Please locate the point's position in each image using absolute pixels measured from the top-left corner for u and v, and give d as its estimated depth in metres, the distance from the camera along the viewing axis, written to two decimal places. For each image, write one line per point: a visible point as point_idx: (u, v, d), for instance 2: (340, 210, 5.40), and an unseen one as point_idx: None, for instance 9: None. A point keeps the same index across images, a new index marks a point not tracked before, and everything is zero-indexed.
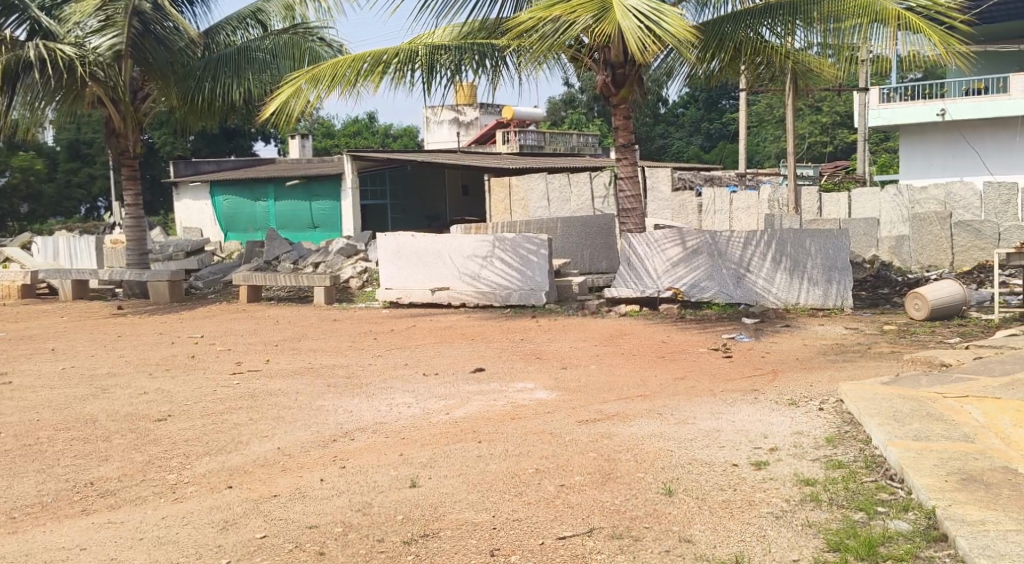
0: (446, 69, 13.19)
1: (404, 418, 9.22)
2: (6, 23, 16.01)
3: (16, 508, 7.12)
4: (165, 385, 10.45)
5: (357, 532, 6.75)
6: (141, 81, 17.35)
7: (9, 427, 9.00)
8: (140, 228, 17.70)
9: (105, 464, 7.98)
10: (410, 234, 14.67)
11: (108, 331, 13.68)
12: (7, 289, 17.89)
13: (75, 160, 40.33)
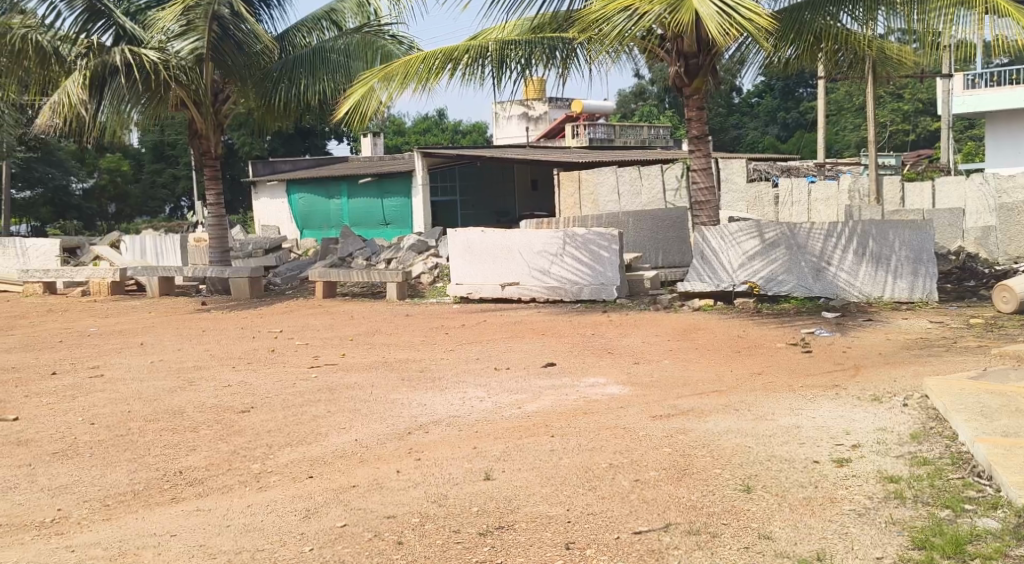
0: (516, 63, 13.13)
1: (477, 412, 9.18)
2: (91, 29, 16.41)
3: (109, 496, 7.22)
4: (248, 378, 10.56)
5: (435, 523, 6.73)
6: (222, 83, 17.63)
7: (100, 418, 9.15)
8: (222, 226, 17.92)
9: (192, 454, 8.08)
10: (481, 230, 14.63)
11: (193, 326, 13.89)
12: (97, 286, 18.25)
13: (159, 162, 40.61)
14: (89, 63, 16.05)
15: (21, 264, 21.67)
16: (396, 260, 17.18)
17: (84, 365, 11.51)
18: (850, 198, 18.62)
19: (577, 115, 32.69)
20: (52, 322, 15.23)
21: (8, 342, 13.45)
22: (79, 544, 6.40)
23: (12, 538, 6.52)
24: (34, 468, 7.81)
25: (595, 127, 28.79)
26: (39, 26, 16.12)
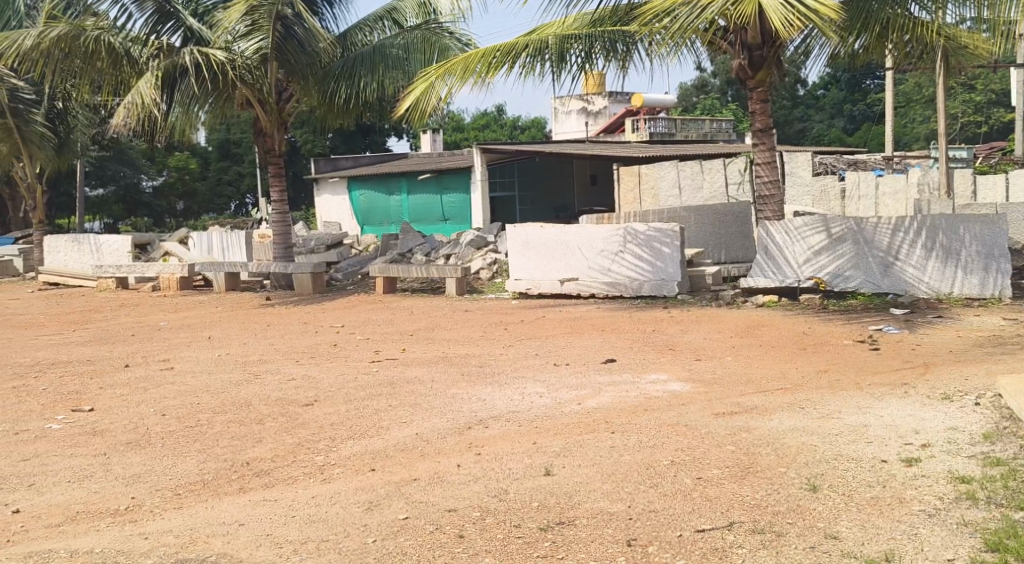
0: (577, 57, 13.07)
1: (537, 408, 9.12)
2: (162, 30, 16.79)
3: (179, 485, 7.28)
4: (311, 372, 10.63)
5: (495, 517, 6.68)
6: (286, 81, 17.83)
7: (170, 410, 9.26)
8: (286, 222, 17.92)
9: (258, 446, 8.12)
10: (540, 226, 14.60)
11: (258, 320, 14.02)
12: (166, 281, 18.54)
13: (225, 159, 40.98)
14: (160, 64, 16.18)
15: (95, 259, 22.14)
16: (455, 255, 17.25)
17: (154, 359, 11.68)
18: (919, 191, 18.08)
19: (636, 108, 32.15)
20: (122, 316, 15.47)
21: (80, 336, 13.70)
22: (151, 532, 6.45)
23: (87, 525, 6.60)
24: (107, 457, 7.91)
25: (656, 121, 28.55)
26: (111, 28, 16.44)
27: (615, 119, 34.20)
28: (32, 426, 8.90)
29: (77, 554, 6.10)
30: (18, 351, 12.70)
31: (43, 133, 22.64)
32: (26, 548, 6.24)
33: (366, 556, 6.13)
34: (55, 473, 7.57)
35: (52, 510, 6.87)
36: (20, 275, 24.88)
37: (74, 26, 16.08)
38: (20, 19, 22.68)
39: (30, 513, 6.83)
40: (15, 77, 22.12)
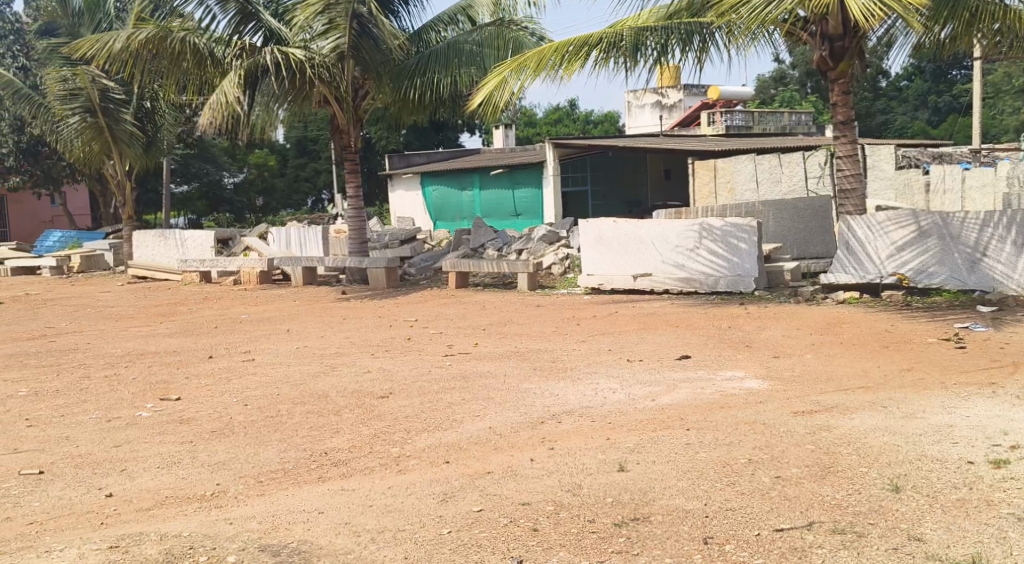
0: (652, 49, 12.91)
1: (610, 403, 9.01)
2: (244, 31, 16.90)
3: (262, 472, 7.34)
4: (386, 364, 10.68)
5: (569, 512, 6.59)
6: (362, 80, 17.89)
7: (252, 400, 9.36)
8: (362, 218, 18.01)
9: (336, 437, 8.16)
10: (613, 221, 14.52)
11: (335, 314, 14.14)
12: (247, 275, 18.85)
13: (302, 156, 40.82)
14: (244, 62, 16.50)
15: (180, 254, 22.58)
16: (527, 250, 17.22)
17: (235, 351, 11.84)
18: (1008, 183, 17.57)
19: (713, 102, 32.31)
20: (205, 309, 15.73)
21: (164, 328, 13.95)
22: (236, 518, 6.49)
23: (174, 510, 6.67)
24: (194, 444, 8.01)
25: (733, 115, 28.29)
26: (196, 29, 16.73)
27: (691, 112, 33.93)
28: (122, 413, 9.06)
29: (166, 537, 6.16)
30: (107, 341, 12.99)
31: (132, 132, 23.22)
32: (117, 530, 6.33)
33: (442, 547, 6.10)
34: (144, 459, 7.69)
35: (141, 495, 6.95)
36: (110, 269, 25.45)
37: (161, 27, 16.44)
38: (110, 21, 23.19)
39: (122, 496, 6.93)
40: (107, 77, 22.56)
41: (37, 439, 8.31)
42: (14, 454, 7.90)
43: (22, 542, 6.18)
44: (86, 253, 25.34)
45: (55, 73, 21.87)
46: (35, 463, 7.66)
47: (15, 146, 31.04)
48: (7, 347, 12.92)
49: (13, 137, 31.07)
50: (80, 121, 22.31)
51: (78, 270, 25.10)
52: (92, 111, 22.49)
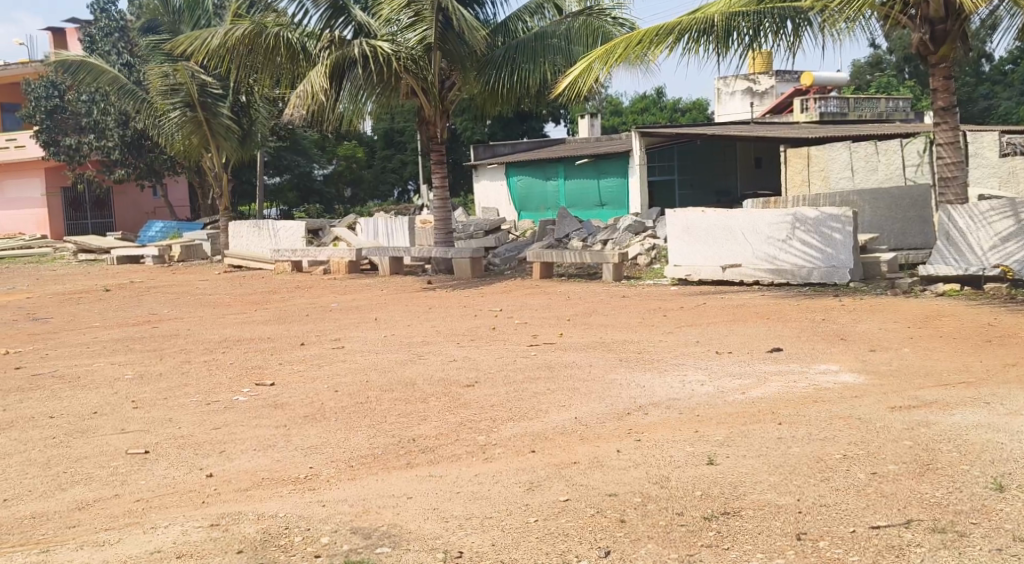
0: (745, 34, 12.72)
1: (699, 395, 8.83)
2: (335, 24, 16.88)
3: (353, 457, 7.35)
4: (471, 353, 10.65)
5: (657, 504, 6.45)
6: (449, 70, 17.97)
7: (342, 386, 9.40)
8: (448, 209, 18.04)
9: (424, 424, 8.14)
10: (701, 210, 14.30)
11: (421, 303, 14.19)
12: (336, 265, 19.07)
13: (388, 148, 41.04)
14: (332, 54, 16.63)
15: (272, 243, 22.91)
16: (612, 241, 17.08)
17: (325, 338, 11.92)
18: None
19: (807, 89, 31.80)
20: (297, 297, 15.92)
21: (258, 315, 14.15)
22: (329, 500, 6.50)
23: (270, 491, 6.70)
24: (288, 428, 8.06)
25: (827, 100, 27.87)
26: (289, 24, 17.06)
27: (782, 100, 33.38)
28: (220, 397, 9.17)
29: (263, 517, 6.19)
30: (205, 328, 13.21)
31: (230, 126, 23.60)
32: (218, 509, 6.38)
33: (529, 535, 6.01)
34: (242, 441, 7.76)
35: (239, 476, 7.01)
36: (208, 258, 25.97)
37: (257, 23, 16.83)
38: (208, 18, 23.55)
39: (222, 476, 6.99)
40: (204, 73, 23.12)
41: (141, 420, 8.45)
42: (121, 434, 8.05)
43: (129, 518, 6.28)
44: (185, 243, 25.89)
45: (156, 68, 22.53)
46: (140, 443, 7.80)
47: (119, 140, 31.84)
48: (111, 332, 13.24)
49: (119, 131, 31.85)
50: (180, 114, 22.80)
51: (178, 259, 25.69)
52: (192, 106, 22.95)
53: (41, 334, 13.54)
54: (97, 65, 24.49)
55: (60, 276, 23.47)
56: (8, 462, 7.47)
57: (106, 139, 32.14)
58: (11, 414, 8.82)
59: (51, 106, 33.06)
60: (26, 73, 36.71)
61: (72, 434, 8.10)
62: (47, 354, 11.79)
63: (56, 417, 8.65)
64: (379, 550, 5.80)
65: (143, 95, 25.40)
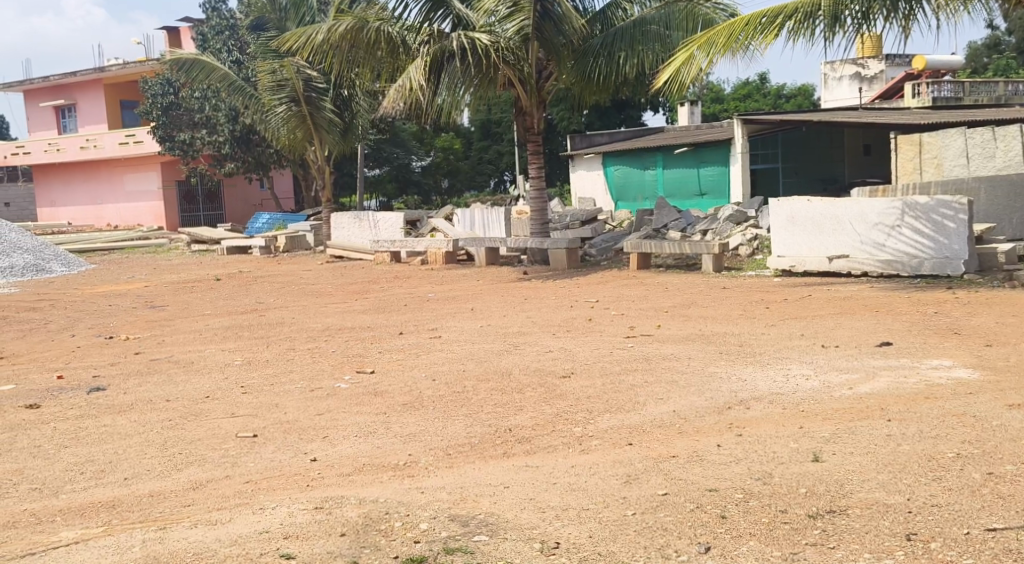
0: (852, 18, 12.28)
1: (803, 390, 8.53)
2: (435, 17, 17.01)
3: (450, 445, 7.29)
4: (567, 345, 10.51)
5: (759, 500, 6.22)
6: (546, 61, 17.87)
7: (440, 375, 9.38)
8: (544, 199, 17.92)
9: (520, 414, 8.04)
10: (807, 199, 13.89)
11: (518, 294, 14.09)
12: (433, 255, 19.15)
13: (485, 140, 40.99)
14: (431, 49, 16.66)
15: (372, 234, 23.13)
16: (712, 231, 16.78)
17: (423, 328, 11.93)
18: None
19: (919, 73, 30.56)
20: (396, 287, 16.00)
21: (359, 304, 14.24)
22: (426, 487, 6.45)
23: (371, 476, 6.68)
24: (387, 416, 8.04)
25: (940, 83, 27.24)
26: (389, 19, 17.15)
27: (892, 84, 32.30)
28: (323, 384, 9.22)
29: (365, 502, 6.16)
30: (309, 316, 13.35)
31: (332, 119, 23.88)
32: (321, 492, 6.37)
33: (627, 528, 5.85)
34: (344, 427, 7.76)
35: (342, 461, 7.01)
36: (312, 249, 26.34)
37: (358, 18, 16.92)
38: (313, 15, 24.01)
39: (325, 461, 6.99)
40: (309, 68, 23.37)
41: (250, 405, 8.54)
42: (230, 418, 8.13)
43: (238, 499, 6.32)
44: (290, 233, 26.28)
45: (266, 65, 23.02)
46: (249, 427, 7.87)
47: (230, 135, 32.44)
48: (220, 320, 13.48)
49: (228, 126, 32.42)
50: (286, 110, 23.18)
51: (284, 250, 26.08)
52: (297, 100, 23.29)
53: (156, 321, 13.87)
54: (208, 63, 24.96)
55: (172, 266, 24.09)
56: (126, 443, 7.62)
57: (218, 134, 32.90)
58: (128, 397, 9.00)
59: (166, 103, 33.95)
60: (143, 72, 37.76)
61: (185, 418, 8.22)
62: (161, 340, 12.03)
63: (171, 400, 8.81)
64: (477, 538, 5.71)
65: (251, 91, 25.91)
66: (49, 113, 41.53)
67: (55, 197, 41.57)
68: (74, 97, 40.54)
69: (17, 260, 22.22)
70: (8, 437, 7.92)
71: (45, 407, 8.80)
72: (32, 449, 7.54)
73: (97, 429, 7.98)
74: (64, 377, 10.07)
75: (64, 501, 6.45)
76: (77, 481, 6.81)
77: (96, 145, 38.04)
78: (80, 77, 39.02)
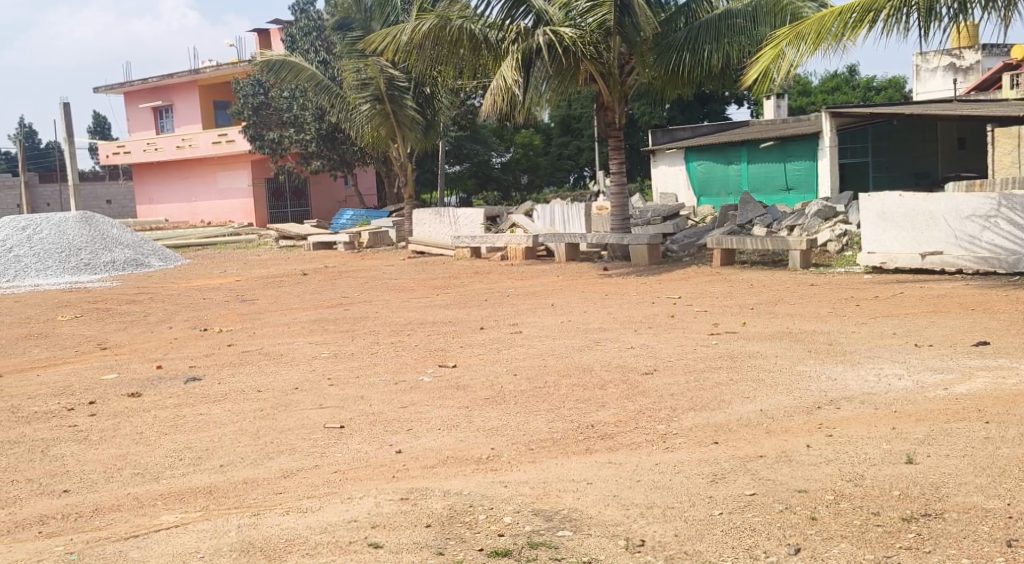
0: (948, 10, 11.98)
1: (895, 390, 8.28)
2: (517, 14, 16.75)
3: (533, 440, 7.23)
4: (650, 341, 10.39)
5: (850, 502, 6.03)
6: (628, 56, 17.72)
7: (521, 370, 9.33)
8: (625, 195, 17.74)
9: (603, 410, 7.95)
10: (898, 194, 13.55)
11: (599, 290, 13.99)
12: (513, 251, 19.12)
13: (566, 135, 40.27)
14: (518, 47, 16.58)
15: (452, 231, 23.20)
16: (800, 227, 16.46)
17: (504, 323, 11.88)
18: None
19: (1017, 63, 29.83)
20: (477, 282, 16.00)
21: (441, 299, 14.26)
22: (510, 481, 6.39)
23: (455, 469, 6.65)
24: (470, 409, 8.01)
25: None
26: (472, 16, 17.10)
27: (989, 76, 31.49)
28: (406, 377, 9.24)
29: (449, 495, 6.12)
30: (393, 310, 13.41)
31: (414, 117, 23.98)
32: (407, 483, 6.36)
33: (713, 528, 5.72)
34: (428, 420, 7.75)
35: (427, 453, 6.99)
36: (394, 244, 26.53)
37: (442, 17, 16.97)
38: (397, 14, 24.13)
39: (410, 453, 6.98)
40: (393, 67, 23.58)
41: (337, 396, 8.59)
42: (318, 409, 8.19)
43: (328, 488, 6.34)
44: (373, 229, 26.46)
45: (350, 64, 23.37)
46: (337, 418, 7.91)
47: (317, 133, 32.65)
48: (307, 314, 13.63)
49: (315, 124, 32.66)
50: (370, 108, 23.43)
51: (367, 246, 26.29)
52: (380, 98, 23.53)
53: (248, 314, 14.08)
54: (298, 64, 25.35)
55: (262, 260, 24.47)
56: (221, 431, 7.71)
57: (305, 132, 33.13)
58: (223, 387, 9.12)
59: (257, 102, 34.60)
60: (235, 72, 38.38)
61: (277, 408, 8.30)
62: (253, 333, 12.19)
63: (262, 391, 8.90)
64: (561, 533, 5.64)
65: (338, 90, 26.15)
66: (147, 113, 42.56)
67: (152, 195, 42.62)
68: (171, 98, 41.43)
69: (117, 255, 22.77)
70: (112, 423, 8.07)
71: (145, 396, 8.96)
72: (134, 436, 7.67)
73: (194, 418, 8.10)
74: (162, 367, 10.26)
75: (165, 486, 6.54)
76: (176, 466, 6.91)
77: (190, 144, 38.87)
78: (175, 78, 39.87)
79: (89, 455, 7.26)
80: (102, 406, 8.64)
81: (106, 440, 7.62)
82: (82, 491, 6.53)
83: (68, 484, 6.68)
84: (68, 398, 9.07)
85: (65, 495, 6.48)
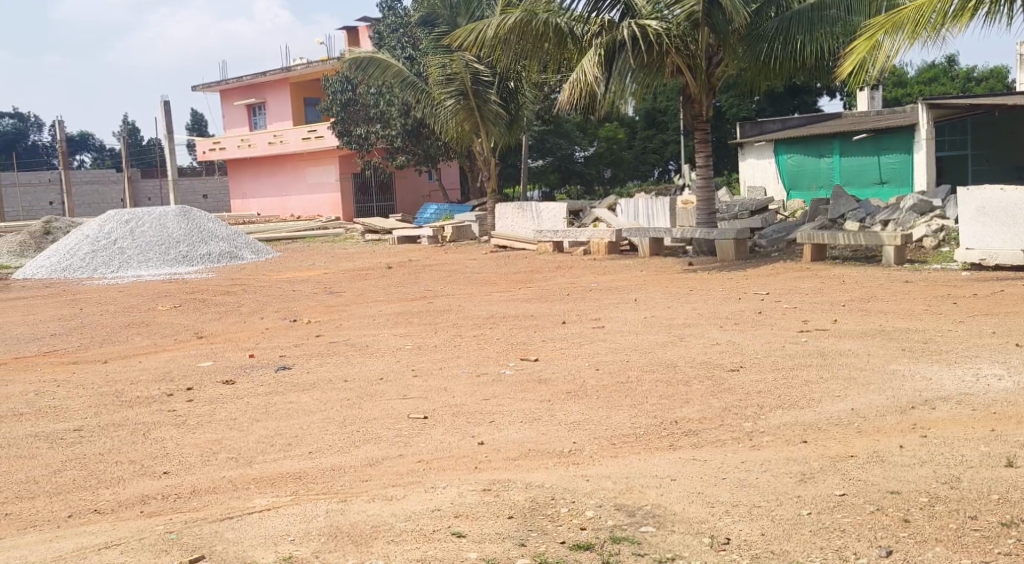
0: None
1: (994, 392, 7.94)
2: (603, 7, 16.63)
3: (615, 435, 7.09)
4: (736, 337, 10.17)
5: (946, 505, 5.78)
6: (717, 47, 17.06)
7: (604, 364, 9.21)
8: (711, 189, 17.46)
9: (687, 406, 7.79)
10: (1000, 189, 13.09)
11: (684, 285, 13.76)
12: (596, 245, 18.99)
13: (650, 128, 40.79)
14: (602, 40, 16.47)
15: (535, 224, 23.12)
16: (894, 221, 16.03)
17: (587, 317, 11.75)
18: None
19: None
20: (560, 277, 15.89)
21: (523, 294, 14.18)
22: (592, 475, 6.28)
23: (538, 462, 6.57)
24: (552, 403, 7.91)
25: None
26: (558, 10, 17.03)
27: None
28: (487, 370, 9.19)
29: (531, 487, 6.04)
30: (477, 304, 13.38)
31: (499, 112, 23.93)
32: (488, 475, 6.30)
33: (803, 528, 5.54)
34: (509, 413, 7.68)
35: (508, 446, 6.91)
36: (477, 238, 26.53)
37: (527, 11, 16.93)
38: (482, 9, 24.33)
39: (492, 445, 6.92)
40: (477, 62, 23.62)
41: (421, 388, 8.58)
42: (402, 400, 8.18)
43: (412, 477, 6.32)
44: (456, 223, 26.52)
45: (436, 60, 23.46)
46: (420, 409, 7.89)
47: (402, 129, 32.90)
48: (393, 306, 13.68)
49: (401, 120, 32.90)
50: (454, 103, 23.37)
51: (449, 240, 26.39)
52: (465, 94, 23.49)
53: (335, 306, 14.19)
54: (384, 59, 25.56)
55: (348, 254, 24.70)
56: (309, 419, 7.75)
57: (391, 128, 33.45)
58: (312, 377, 9.19)
59: (345, 99, 35.05)
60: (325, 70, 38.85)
61: (362, 398, 8.31)
62: (340, 324, 12.28)
63: (349, 381, 8.94)
64: (644, 529, 5.52)
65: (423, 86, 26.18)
66: (241, 111, 43.44)
67: (245, 190, 43.51)
68: (263, 96, 42.19)
69: (213, 247, 23.22)
70: (208, 409, 8.19)
71: (238, 383, 9.06)
72: (228, 422, 7.76)
73: (284, 405, 8.17)
74: (255, 356, 10.39)
75: (257, 471, 6.58)
76: (267, 452, 6.96)
77: (280, 140, 39.57)
78: (267, 76, 40.58)
79: (186, 439, 7.36)
80: (198, 392, 8.77)
81: (202, 425, 7.72)
82: (180, 473, 6.61)
83: (167, 466, 6.78)
84: (166, 384, 9.23)
85: (164, 477, 6.57)
